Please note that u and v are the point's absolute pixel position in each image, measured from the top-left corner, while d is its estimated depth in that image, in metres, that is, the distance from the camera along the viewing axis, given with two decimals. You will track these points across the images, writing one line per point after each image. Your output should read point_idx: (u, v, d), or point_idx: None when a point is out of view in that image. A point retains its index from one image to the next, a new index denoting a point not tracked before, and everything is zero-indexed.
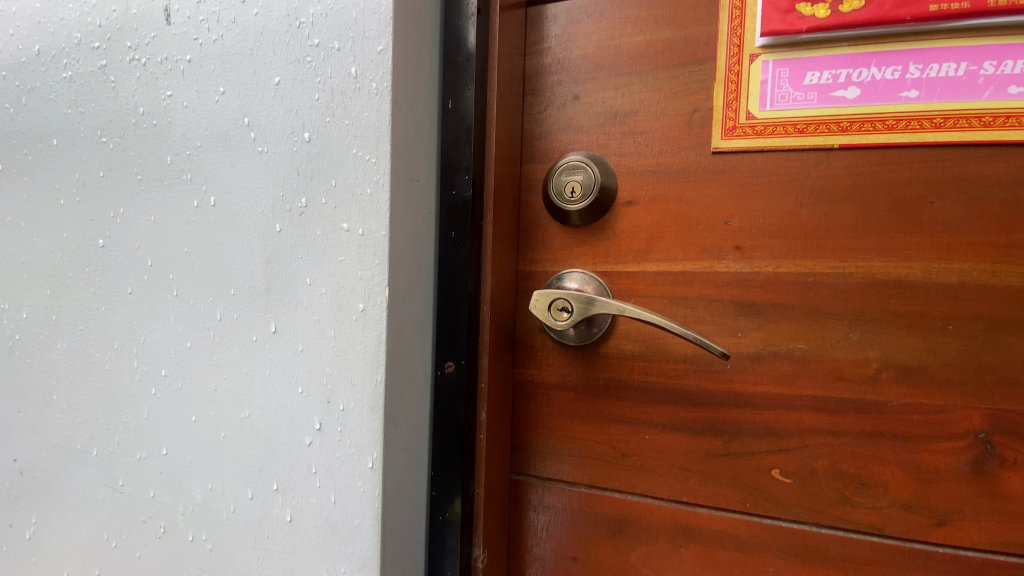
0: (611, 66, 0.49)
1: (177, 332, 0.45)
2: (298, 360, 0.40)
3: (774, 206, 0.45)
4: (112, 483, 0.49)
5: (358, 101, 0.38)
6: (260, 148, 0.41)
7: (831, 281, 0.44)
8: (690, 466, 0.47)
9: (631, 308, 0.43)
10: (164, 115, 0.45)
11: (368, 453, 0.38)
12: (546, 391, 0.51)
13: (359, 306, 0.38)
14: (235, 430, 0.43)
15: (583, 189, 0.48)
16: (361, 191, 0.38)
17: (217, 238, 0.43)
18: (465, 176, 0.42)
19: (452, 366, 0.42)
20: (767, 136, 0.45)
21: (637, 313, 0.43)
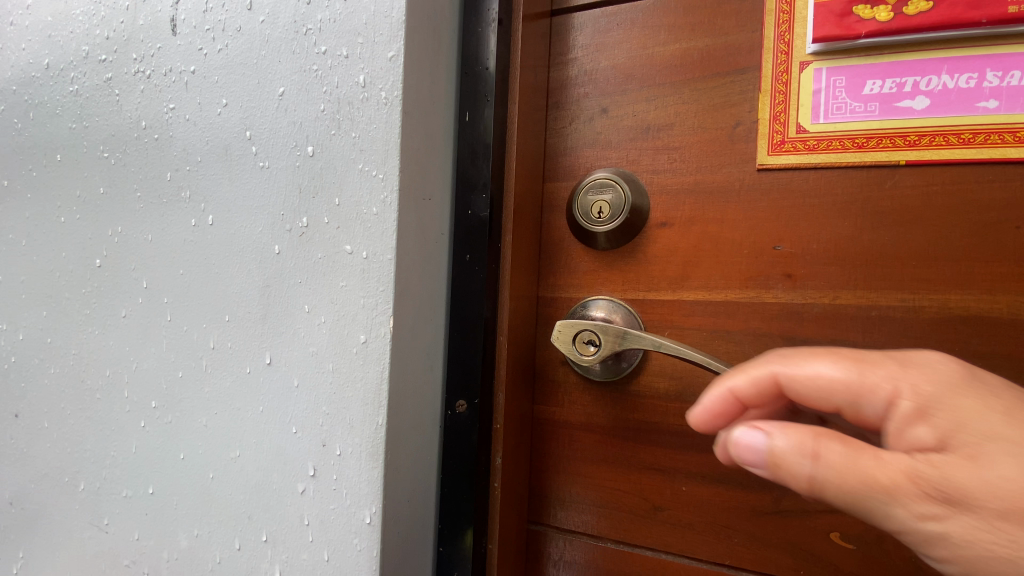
0: (643, 76, 0.45)
1: (169, 361, 0.41)
2: (293, 397, 0.36)
3: (831, 229, 0.40)
4: (97, 521, 0.45)
5: (365, 112, 0.34)
6: (261, 163, 0.38)
7: (898, 316, 0.38)
8: (733, 524, 0.41)
9: (671, 346, 0.37)
10: (165, 129, 0.43)
11: (366, 507, 0.33)
12: (569, 432, 0.46)
13: (360, 338, 0.33)
14: (224, 472, 0.38)
15: (612, 210, 0.44)
16: (366, 210, 0.34)
17: (213, 260, 0.40)
18: (482, 195, 0.38)
19: (464, 406, 0.38)
20: (821, 152, 0.41)
21: (677, 347, 0.37)
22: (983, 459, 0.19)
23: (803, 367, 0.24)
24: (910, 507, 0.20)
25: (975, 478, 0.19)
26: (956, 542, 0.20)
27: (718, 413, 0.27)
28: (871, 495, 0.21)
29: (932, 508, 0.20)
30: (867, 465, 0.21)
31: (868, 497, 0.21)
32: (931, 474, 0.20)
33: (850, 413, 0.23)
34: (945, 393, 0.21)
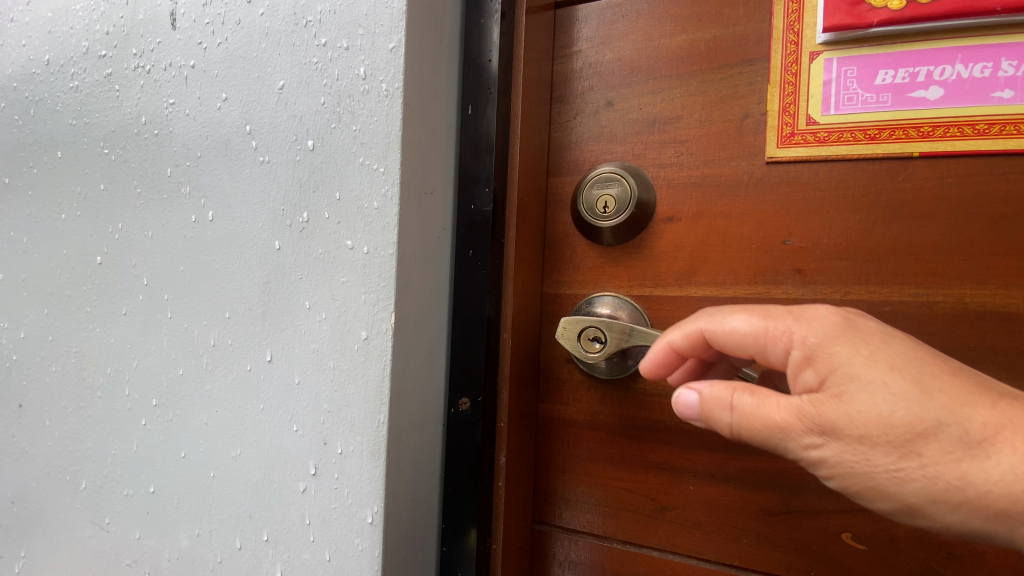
0: (648, 69, 0.44)
1: (170, 358, 0.41)
2: (293, 395, 0.35)
3: (842, 223, 0.39)
4: (99, 520, 0.45)
5: (366, 104, 0.33)
6: (261, 158, 0.37)
7: (912, 311, 0.37)
8: (742, 525, 0.40)
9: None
10: (166, 124, 0.43)
11: (368, 506, 0.32)
12: (574, 430, 0.45)
13: (361, 334, 0.33)
14: (225, 471, 0.38)
15: (617, 204, 0.43)
16: (367, 204, 0.33)
17: (214, 256, 0.39)
18: (485, 189, 0.37)
19: (467, 403, 0.37)
20: (831, 144, 0.40)
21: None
22: (847, 396, 0.24)
23: (724, 323, 0.28)
24: (799, 440, 0.25)
25: (842, 412, 0.24)
26: (830, 463, 0.24)
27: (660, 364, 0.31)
28: (769, 434, 0.25)
29: (816, 440, 0.24)
30: (767, 411, 0.26)
31: (769, 437, 0.25)
32: (811, 412, 0.24)
33: (761, 359, 0.27)
34: (825, 341, 0.25)
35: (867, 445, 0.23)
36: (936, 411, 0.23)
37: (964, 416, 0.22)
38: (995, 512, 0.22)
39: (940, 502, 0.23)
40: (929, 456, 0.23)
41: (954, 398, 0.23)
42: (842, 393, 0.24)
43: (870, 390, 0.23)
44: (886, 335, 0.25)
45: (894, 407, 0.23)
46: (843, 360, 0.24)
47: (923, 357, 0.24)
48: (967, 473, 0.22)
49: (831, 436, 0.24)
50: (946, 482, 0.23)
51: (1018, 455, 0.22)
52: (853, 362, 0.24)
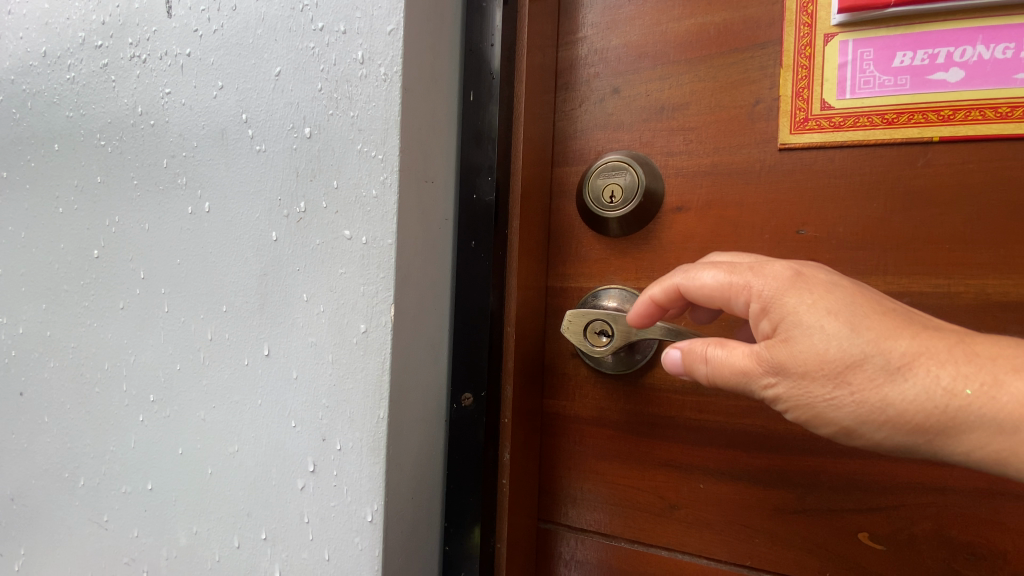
0: (656, 54, 0.43)
1: (167, 353, 0.40)
2: (291, 389, 0.34)
3: (858, 211, 0.38)
4: (97, 518, 0.44)
5: (364, 89, 0.32)
6: (257, 146, 0.36)
7: (932, 302, 0.36)
8: (754, 524, 0.39)
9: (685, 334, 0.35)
10: (161, 114, 0.42)
11: (368, 504, 0.31)
12: (580, 427, 0.44)
13: (360, 327, 0.32)
14: (222, 467, 0.37)
15: (624, 194, 0.42)
16: (365, 192, 0.32)
17: (210, 248, 0.38)
18: (487, 178, 0.36)
19: (470, 399, 0.36)
20: (847, 130, 0.38)
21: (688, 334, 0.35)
22: (792, 340, 0.27)
23: (696, 278, 0.31)
24: (761, 381, 0.29)
25: (789, 352, 0.27)
26: (785, 399, 0.28)
27: (645, 317, 0.35)
28: (736, 378, 0.29)
29: (773, 379, 0.28)
30: (732, 359, 0.29)
31: (737, 382, 0.29)
32: (768, 357, 0.28)
33: (728, 310, 0.31)
34: (779, 293, 0.28)
35: (809, 379, 0.27)
36: (862, 345, 0.26)
37: (886, 347, 0.26)
38: (913, 426, 0.26)
39: (869, 421, 0.27)
40: (857, 383, 0.26)
41: (880, 333, 0.26)
42: (788, 337, 0.27)
43: (809, 333, 0.27)
44: (830, 285, 0.28)
45: (829, 346, 0.26)
46: (790, 309, 0.28)
47: (859, 301, 0.27)
48: (888, 394, 0.26)
49: (784, 374, 0.28)
50: (874, 404, 0.26)
51: (930, 376, 0.25)
52: (798, 311, 0.27)
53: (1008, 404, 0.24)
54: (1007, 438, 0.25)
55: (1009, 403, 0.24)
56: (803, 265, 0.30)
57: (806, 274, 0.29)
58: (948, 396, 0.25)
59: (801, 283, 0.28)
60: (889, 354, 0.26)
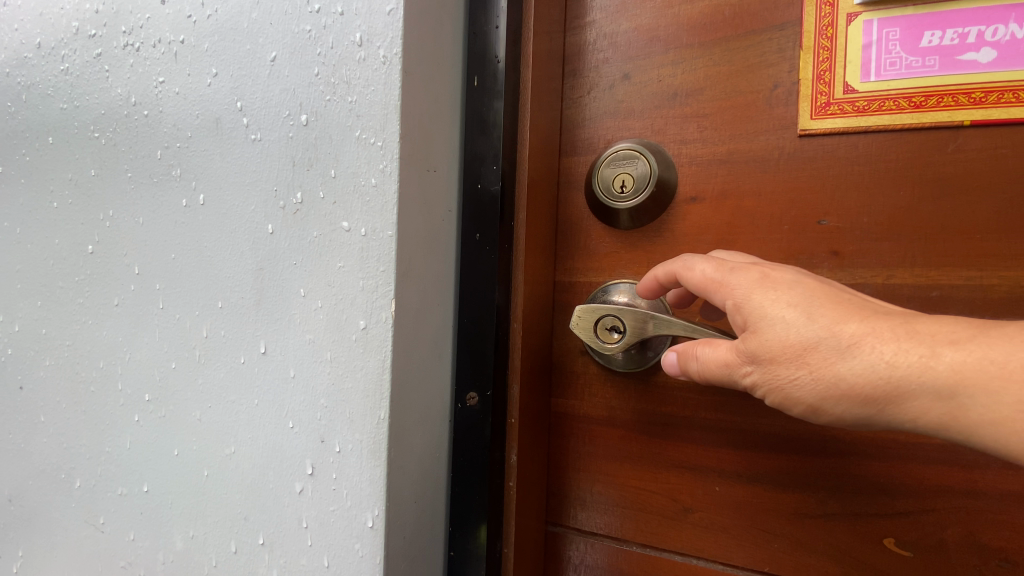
0: (668, 38, 0.41)
1: (162, 351, 0.39)
2: (289, 389, 0.33)
3: (883, 200, 0.36)
4: (94, 520, 0.43)
5: (363, 73, 0.31)
6: (252, 136, 0.35)
7: (962, 296, 0.34)
8: (773, 529, 0.37)
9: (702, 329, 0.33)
10: (155, 104, 0.40)
11: (368, 509, 0.30)
12: (589, 427, 0.42)
13: (360, 324, 0.30)
14: (220, 469, 0.36)
15: (635, 184, 0.40)
16: (364, 181, 0.30)
17: (205, 242, 0.37)
18: (492, 167, 0.35)
19: (475, 398, 0.35)
20: (872, 114, 0.36)
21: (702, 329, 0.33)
22: (759, 331, 0.28)
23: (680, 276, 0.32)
24: (741, 372, 0.29)
25: (758, 342, 0.28)
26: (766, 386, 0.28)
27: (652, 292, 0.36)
28: (719, 372, 0.30)
29: (750, 368, 0.29)
30: (713, 355, 0.30)
31: (720, 376, 0.30)
32: (745, 350, 0.29)
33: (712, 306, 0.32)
34: (749, 291, 0.29)
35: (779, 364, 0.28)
36: (814, 328, 0.27)
37: (837, 328, 0.26)
38: (864, 398, 0.26)
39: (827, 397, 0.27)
40: (814, 362, 0.27)
41: (833, 317, 0.27)
42: (756, 329, 0.28)
43: (772, 323, 0.28)
44: (793, 283, 0.28)
45: (789, 333, 0.27)
46: (757, 305, 0.28)
47: (819, 291, 0.28)
48: (839, 370, 0.26)
49: (759, 363, 0.28)
50: (829, 380, 0.27)
51: (875, 351, 0.26)
52: (763, 305, 0.28)
53: (945, 372, 0.24)
54: (946, 405, 0.25)
55: (947, 371, 0.24)
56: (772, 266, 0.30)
57: (773, 273, 0.29)
58: (891, 367, 0.25)
59: (767, 280, 0.29)
60: (839, 335, 0.26)
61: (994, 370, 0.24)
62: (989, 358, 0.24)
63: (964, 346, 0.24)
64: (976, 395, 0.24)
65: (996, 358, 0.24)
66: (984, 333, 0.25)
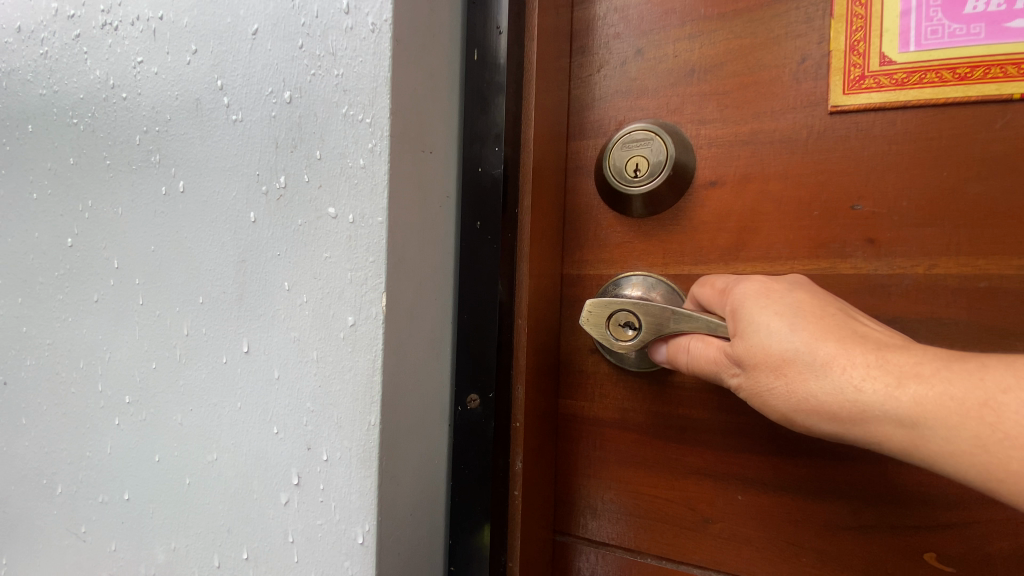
0: (683, 9, 0.38)
1: (142, 350, 0.36)
2: (273, 392, 0.30)
3: (925, 182, 0.32)
4: (76, 528, 0.41)
5: (349, 42, 0.28)
6: (233, 116, 0.32)
7: (1013, 287, 0.31)
8: (801, 541, 0.34)
9: (727, 327, 0.29)
10: (134, 87, 0.37)
11: (358, 524, 0.27)
12: (600, 430, 0.39)
13: (348, 320, 0.27)
14: (202, 477, 0.33)
15: (650, 168, 0.37)
16: (352, 163, 0.27)
17: (185, 233, 0.34)
18: (494, 148, 0.32)
19: (477, 401, 0.32)
20: (911, 88, 0.33)
21: (710, 323, 0.29)
22: (745, 336, 0.26)
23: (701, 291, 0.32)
24: (727, 372, 0.28)
25: (741, 346, 0.26)
26: (750, 391, 0.26)
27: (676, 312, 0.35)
28: (709, 369, 0.29)
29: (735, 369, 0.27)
30: (701, 352, 0.30)
31: (708, 371, 0.29)
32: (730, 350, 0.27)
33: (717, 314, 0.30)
34: (744, 299, 0.27)
35: (759, 371, 0.25)
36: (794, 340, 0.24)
37: (815, 343, 0.24)
38: (830, 417, 0.24)
39: (801, 412, 0.25)
40: (790, 377, 0.24)
41: (817, 333, 0.24)
42: (743, 334, 0.26)
43: (757, 331, 0.26)
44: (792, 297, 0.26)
45: (769, 341, 0.25)
46: (747, 313, 0.26)
47: (810, 302, 0.26)
48: (811, 388, 0.24)
49: (743, 367, 0.27)
50: (803, 395, 0.24)
51: (844, 374, 0.23)
52: (753, 313, 0.26)
53: (904, 404, 0.22)
54: (905, 434, 0.23)
55: (906, 402, 0.22)
56: (783, 280, 0.28)
57: (775, 284, 0.27)
58: (855, 392, 0.23)
59: (767, 288, 0.27)
60: (815, 350, 0.24)
61: (954, 406, 0.22)
62: (950, 393, 0.22)
63: (927, 380, 0.22)
64: (935, 427, 0.22)
65: (956, 393, 0.22)
66: (948, 364, 0.22)
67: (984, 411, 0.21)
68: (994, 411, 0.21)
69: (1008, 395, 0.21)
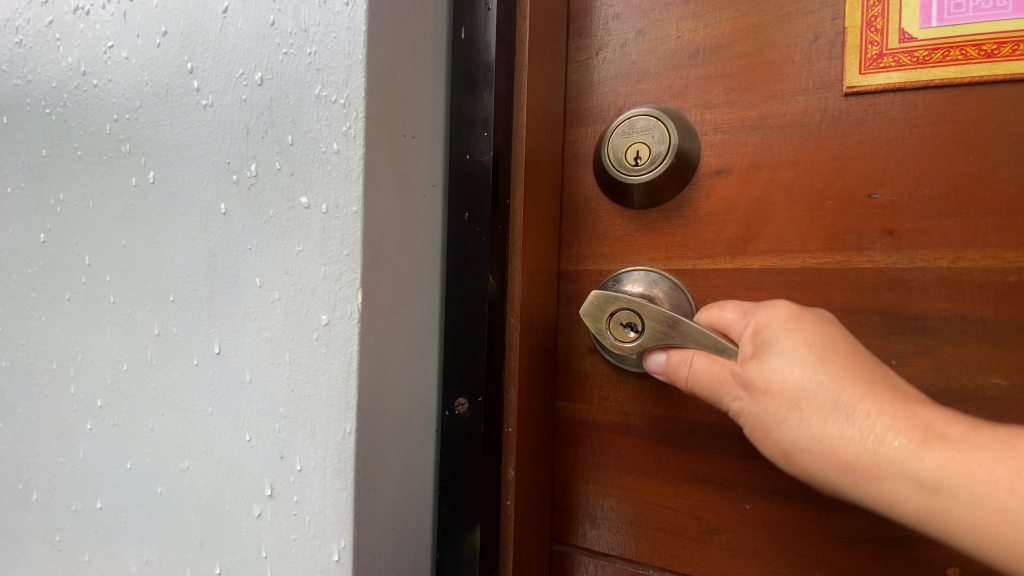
0: None
1: (113, 351, 0.34)
2: (245, 396, 0.28)
3: (949, 168, 0.30)
4: (50, 537, 0.39)
5: (322, 16, 0.25)
6: (203, 101, 0.30)
7: None
8: (814, 554, 0.32)
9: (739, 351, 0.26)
10: (104, 74, 0.35)
11: (333, 540, 0.25)
12: (599, 434, 0.37)
13: (321, 319, 0.25)
14: (174, 486, 0.31)
15: (652, 156, 0.34)
16: (325, 148, 0.25)
17: (155, 227, 0.32)
18: (484, 133, 0.29)
19: (466, 405, 0.30)
20: (933, 66, 0.30)
21: (719, 342, 0.27)
22: (765, 361, 0.24)
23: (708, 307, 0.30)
24: (730, 395, 0.26)
25: (759, 372, 0.24)
26: (754, 419, 0.25)
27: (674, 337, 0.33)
28: (710, 389, 0.27)
29: (741, 392, 0.25)
30: (702, 372, 0.27)
31: (706, 390, 0.27)
32: (740, 372, 0.25)
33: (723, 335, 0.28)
34: (768, 322, 0.25)
35: (773, 402, 0.24)
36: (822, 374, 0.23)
37: (843, 383, 0.23)
38: (843, 464, 0.23)
39: (812, 452, 0.23)
40: (807, 413, 0.23)
41: (845, 372, 0.23)
42: (761, 359, 0.25)
43: (780, 358, 0.24)
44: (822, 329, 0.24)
45: (792, 372, 0.23)
46: (771, 337, 0.25)
47: (841, 336, 0.24)
48: (829, 430, 0.23)
49: (752, 392, 0.25)
50: (818, 435, 0.23)
51: (867, 422, 0.22)
52: (777, 339, 0.24)
53: (928, 465, 0.21)
54: (923, 498, 0.21)
55: (929, 464, 0.21)
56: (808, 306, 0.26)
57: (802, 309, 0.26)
58: (876, 442, 0.22)
59: (793, 313, 0.25)
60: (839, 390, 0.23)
61: (981, 474, 0.20)
62: (978, 461, 0.20)
63: (955, 442, 0.21)
64: (959, 496, 0.20)
65: (985, 461, 0.20)
66: (978, 430, 0.21)
67: (1014, 483, 0.20)
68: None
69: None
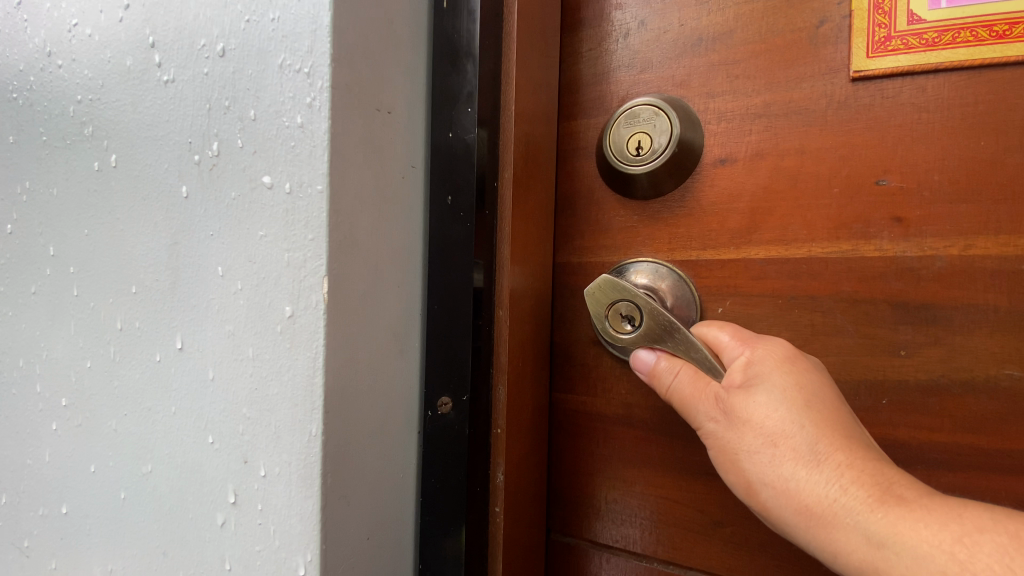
0: None
1: (77, 347, 0.32)
2: (207, 394, 0.26)
3: (962, 148, 0.28)
4: (18, 543, 0.37)
5: None
6: (164, 77, 0.28)
7: None
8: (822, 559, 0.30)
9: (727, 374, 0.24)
10: (69, 54, 0.33)
11: (299, 554, 0.23)
12: (599, 425, 0.35)
13: (286, 310, 0.23)
14: (136, 492, 0.29)
15: (653, 145, 0.32)
16: (288, 122, 0.23)
17: (118, 216, 0.30)
18: (467, 110, 0.27)
19: (450, 405, 0.28)
20: (942, 49, 0.28)
21: (707, 359, 0.25)
22: (752, 391, 0.23)
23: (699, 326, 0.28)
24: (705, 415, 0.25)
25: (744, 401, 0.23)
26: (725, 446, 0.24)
27: None
28: (687, 406, 0.25)
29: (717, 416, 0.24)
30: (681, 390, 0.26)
31: (682, 404, 0.26)
32: (723, 394, 0.24)
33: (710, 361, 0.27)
34: (762, 357, 0.24)
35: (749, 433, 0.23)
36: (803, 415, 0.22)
37: (824, 431, 0.22)
38: (801, 506, 0.21)
39: (774, 489, 0.22)
40: (781, 451, 0.22)
41: (829, 421, 0.22)
42: (748, 388, 0.23)
43: (766, 391, 0.23)
44: (819, 379, 0.23)
45: (774, 408, 0.22)
46: (764, 370, 0.23)
47: (831, 389, 0.23)
48: (797, 473, 0.21)
49: (728, 417, 0.24)
50: (784, 475, 0.22)
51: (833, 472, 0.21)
52: (768, 373, 0.23)
53: (879, 522, 0.20)
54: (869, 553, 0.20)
55: (880, 520, 0.20)
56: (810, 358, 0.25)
57: (800, 354, 0.24)
58: (838, 492, 0.21)
59: (790, 356, 0.24)
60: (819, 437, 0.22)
61: (925, 534, 0.19)
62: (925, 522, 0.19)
63: (909, 504, 0.20)
64: (903, 555, 0.19)
65: (931, 523, 0.19)
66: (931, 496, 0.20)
67: (956, 546, 0.18)
68: (967, 548, 0.18)
69: (985, 536, 0.18)
